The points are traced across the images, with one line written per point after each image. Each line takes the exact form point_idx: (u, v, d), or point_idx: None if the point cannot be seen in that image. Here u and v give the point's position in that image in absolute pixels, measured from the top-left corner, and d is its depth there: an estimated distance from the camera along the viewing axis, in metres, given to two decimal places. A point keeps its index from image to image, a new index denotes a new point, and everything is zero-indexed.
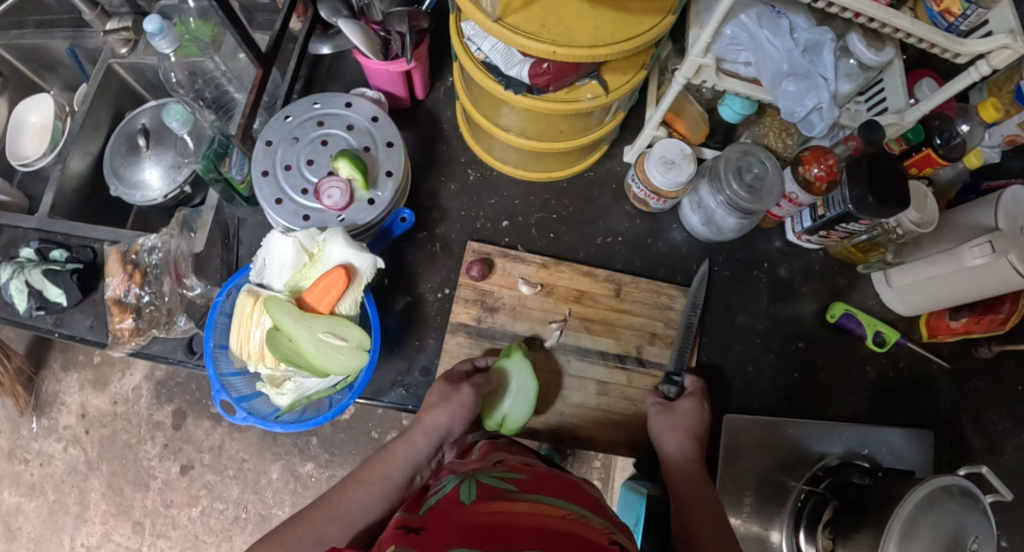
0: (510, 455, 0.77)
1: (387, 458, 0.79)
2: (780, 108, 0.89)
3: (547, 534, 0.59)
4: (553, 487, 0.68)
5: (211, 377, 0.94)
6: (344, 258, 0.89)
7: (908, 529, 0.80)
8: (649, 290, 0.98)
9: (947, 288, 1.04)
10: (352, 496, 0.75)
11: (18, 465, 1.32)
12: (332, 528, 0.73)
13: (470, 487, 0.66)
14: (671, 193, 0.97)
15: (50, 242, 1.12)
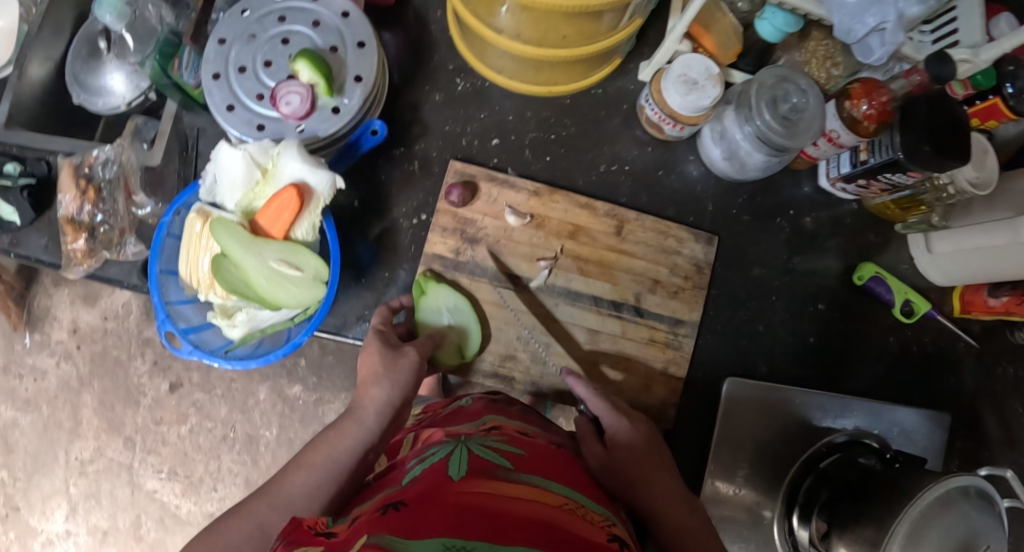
0: (503, 421, 0.71)
1: (340, 429, 0.66)
2: (835, 24, 0.74)
3: (544, 524, 0.52)
4: (550, 470, 0.63)
5: (155, 305, 0.81)
6: (298, 175, 0.76)
7: (915, 532, 0.69)
8: (654, 230, 0.84)
9: (998, 262, 0.88)
10: (298, 476, 0.62)
11: (13, 380, 1.26)
12: (275, 516, 0.60)
13: (460, 461, 0.59)
14: (690, 118, 0.80)
15: (1, 154, 0.98)
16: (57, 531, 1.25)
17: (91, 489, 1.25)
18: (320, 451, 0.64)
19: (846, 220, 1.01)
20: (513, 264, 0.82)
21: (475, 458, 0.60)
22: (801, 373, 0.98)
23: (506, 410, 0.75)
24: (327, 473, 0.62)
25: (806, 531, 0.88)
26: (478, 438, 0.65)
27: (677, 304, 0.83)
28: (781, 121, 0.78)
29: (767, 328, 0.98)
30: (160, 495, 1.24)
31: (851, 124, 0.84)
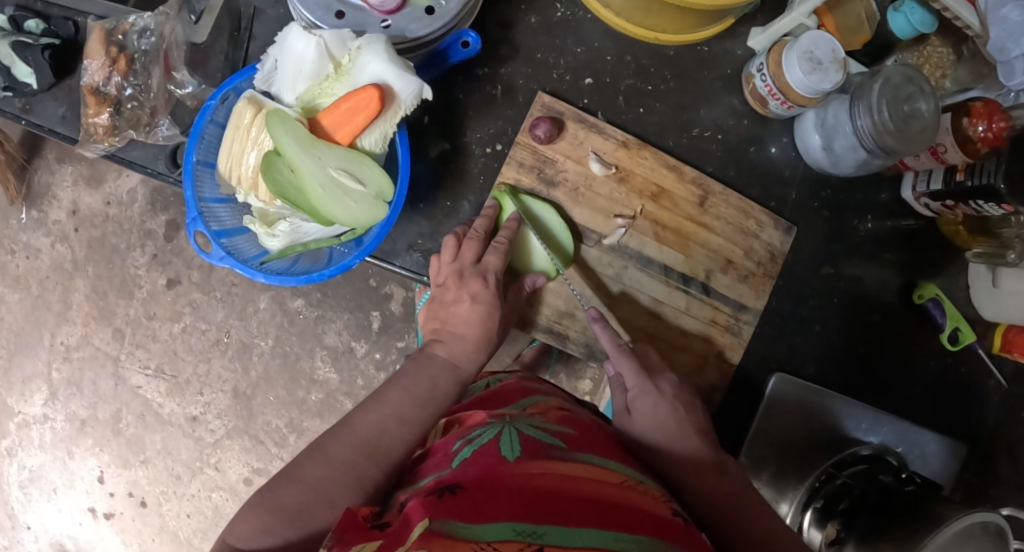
0: (543, 400, 0.68)
1: (418, 375, 0.67)
2: (990, 39, 0.70)
3: (611, 507, 0.51)
4: (602, 446, 0.61)
5: (187, 200, 0.71)
6: (378, 76, 0.67)
7: None
8: (737, 208, 0.79)
9: None
10: (381, 422, 0.62)
11: (4, 255, 1.19)
12: (366, 463, 0.60)
13: (512, 441, 0.57)
14: (803, 98, 0.75)
15: (26, 9, 0.87)
16: (34, 415, 1.20)
17: (74, 377, 1.19)
18: (403, 398, 0.65)
19: (916, 234, 0.95)
20: (587, 215, 0.77)
21: (527, 437, 0.58)
22: (841, 381, 0.95)
23: (541, 391, 0.71)
24: (411, 426, 0.63)
25: (819, 533, 0.85)
26: (523, 416, 0.62)
27: (744, 288, 0.79)
28: (899, 120, 0.72)
29: (821, 330, 0.94)
30: (144, 393, 1.18)
31: (962, 141, 0.79)
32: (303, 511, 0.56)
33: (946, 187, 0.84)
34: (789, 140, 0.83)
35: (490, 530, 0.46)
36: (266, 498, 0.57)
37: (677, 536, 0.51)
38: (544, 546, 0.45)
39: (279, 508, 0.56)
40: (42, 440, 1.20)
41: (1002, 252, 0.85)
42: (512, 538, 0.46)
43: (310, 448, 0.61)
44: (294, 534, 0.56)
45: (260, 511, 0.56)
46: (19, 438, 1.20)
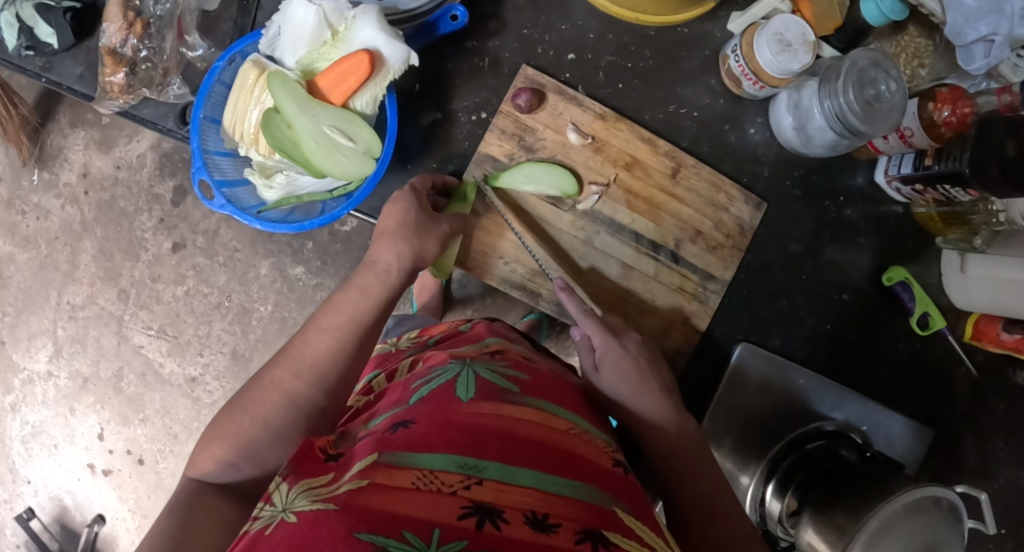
0: (507, 344, 0.74)
1: (359, 296, 0.70)
2: (947, 24, 0.75)
3: (552, 450, 0.56)
4: (554, 394, 0.66)
5: (193, 151, 0.76)
6: (370, 43, 0.71)
7: (884, 528, 0.70)
8: (709, 182, 0.83)
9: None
10: (320, 354, 0.66)
11: (15, 216, 1.25)
12: (301, 386, 0.64)
13: (468, 382, 0.61)
14: (774, 79, 0.79)
15: None
16: (38, 371, 1.26)
17: (78, 335, 1.25)
18: (337, 320, 0.68)
19: (890, 220, 0.98)
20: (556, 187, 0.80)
21: (483, 378, 0.63)
22: (811, 356, 0.98)
23: (506, 336, 0.77)
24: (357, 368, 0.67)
25: (777, 503, 0.89)
26: (483, 359, 0.67)
27: (713, 259, 0.83)
28: (863, 104, 0.76)
29: (790, 304, 0.97)
30: (145, 352, 1.24)
31: (928, 126, 0.82)
32: (248, 444, 0.61)
33: (915, 171, 0.87)
34: (763, 120, 0.87)
35: (434, 463, 0.52)
36: (216, 430, 0.63)
37: (612, 486, 0.57)
38: (484, 479, 0.51)
39: (229, 440, 0.61)
40: (45, 396, 1.25)
41: (970, 238, 0.90)
42: (453, 469, 0.52)
43: (254, 383, 0.65)
44: (249, 468, 0.61)
45: (213, 444, 0.62)
46: (23, 394, 1.26)
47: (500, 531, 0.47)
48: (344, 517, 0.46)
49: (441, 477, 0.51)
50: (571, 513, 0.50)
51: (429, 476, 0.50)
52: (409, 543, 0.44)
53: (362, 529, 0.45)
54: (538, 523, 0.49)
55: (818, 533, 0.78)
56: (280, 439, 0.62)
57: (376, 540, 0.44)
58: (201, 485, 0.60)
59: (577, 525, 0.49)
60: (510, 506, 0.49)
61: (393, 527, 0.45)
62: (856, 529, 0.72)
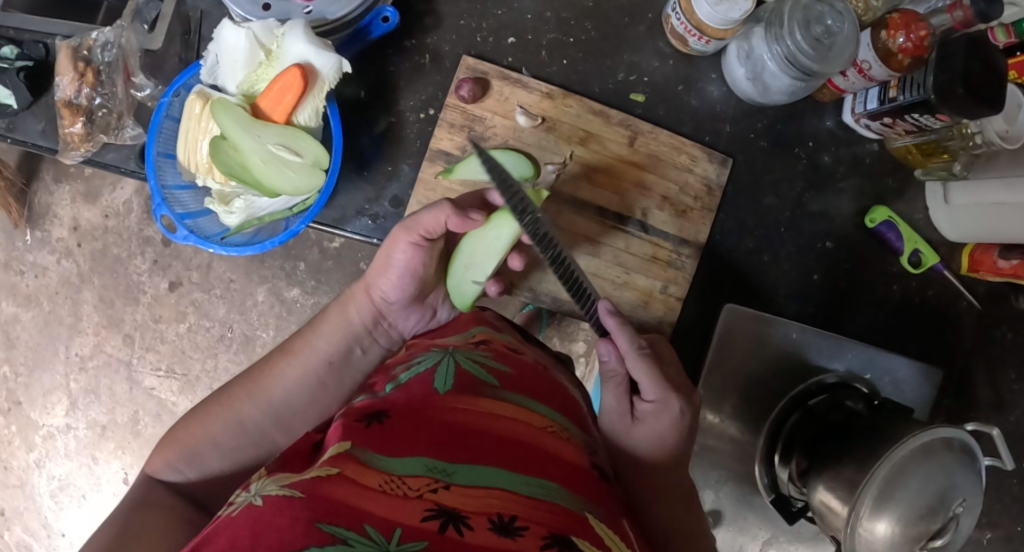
0: (492, 333, 0.75)
1: (331, 330, 0.74)
2: None
3: (526, 451, 0.57)
4: (534, 386, 0.67)
5: (151, 189, 0.76)
6: (301, 56, 0.71)
7: (896, 476, 0.69)
8: (669, 145, 0.82)
9: (1013, 223, 0.81)
10: (282, 380, 0.71)
11: (15, 277, 1.27)
12: (252, 411, 0.69)
13: (447, 375, 0.64)
14: (717, 31, 0.78)
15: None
16: (58, 425, 1.28)
17: (91, 385, 1.26)
18: (301, 347, 0.73)
19: (866, 160, 0.94)
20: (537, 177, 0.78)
21: (462, 371, 0.65)
22: (802, 309, 0.94)
23: (492, 323, 0.78)
24: (318, 404, 0.72)
25: (786, 468, 0.86)
26: (465, 348, 0.70)
27: (684, 223, 0.82)
28: (812, 43, 0.76)
29: (773, 258, 0.94)
30: (158, 393, 1.26)
31: (885, 56, 0.80)
32: (196, 451, 0.66)
33: (881, 106, 0.85)
34: (717, 75, 0.86)
35: (405, 464, 0.52)
36: (170, 436, 0.67)
37: (583, 491, 0.57)
38: (452, 480, 0.51)
39: (179, 446, 0.66)
40: (67, 448, 1.27)
41: (949, 165, 0.87)
42: (422, 472, 0.51)
43: (217, 396, 0.70)
44: (192, 474, 0.66)
45: (165, 448, 0.66)
46: (46, 449, 1.28)
47: (463, 537, 0.46)
48: (308, 507, 0.45)
49: (410, 480, 0.50)
50: (539, 516, 0.50)
51: (397, 477, 0.51)
52: (370, 538, 0.44)
53: (324, 520, 0.45)
54: (504, 528, 0.48)
55: (828, 490, 0.76)
56: (227, 454, 0.67)
57: (337, 531, 0.44)
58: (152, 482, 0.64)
59: (545, 530, 0.49)
60: (477, 511, 0.49)
61: (355, 520, 0.45)
62: (867, 480, 0.70)
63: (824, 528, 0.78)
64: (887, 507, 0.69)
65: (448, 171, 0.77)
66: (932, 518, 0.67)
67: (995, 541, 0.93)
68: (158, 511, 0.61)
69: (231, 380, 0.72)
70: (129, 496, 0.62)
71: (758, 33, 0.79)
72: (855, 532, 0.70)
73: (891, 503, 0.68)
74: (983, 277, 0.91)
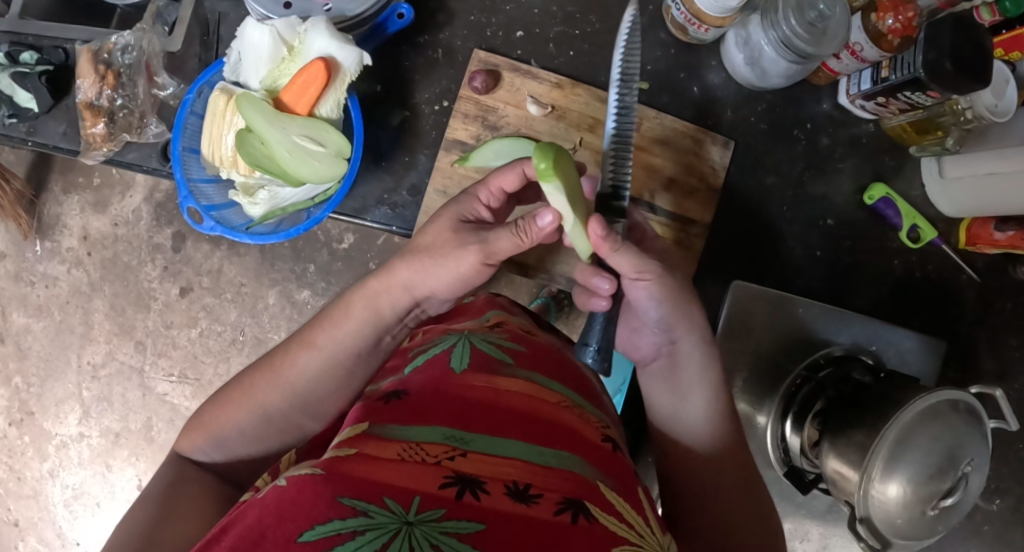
0: (507, 317, 0.77)
1: (355, 321, 0.71)
2: None
3: (540, 423, 0.58)
4: (548, 365, 0.69)
5: (177, 182, 0.79)
6: (324, 51, 0.75)
7: (903, 438, 0.72)
8: (673, 130, 0.87)
9: (1004, 194, 0.85)
10: (309, 367, 0.70)
11: (26, 288, 1.29)
12: (276, 400, 0.68)
13: (463, 355, 0.66)
14: (715, 19, 0.83)
15: (19, 44, 0.95)
16: (71, 434, 1.29)
17: (104, 393, 1.28)
18: (326, 337, 0.71)
19: (862, 140, 0.97)
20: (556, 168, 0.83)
21: (477, 352, 0.66)
22: (806, 286, 0.97)
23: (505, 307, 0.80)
24: (341, 391, 0.71)
25: (798, 437, 0.90)
26: (481, 331, 0.71)
27: (691, 203, 0.87)
28: (806, 27, 0.80)
29: (777, 237, 0.97)
30: (171, 398, 1.27)
31: (874, 38, 0.83)
32: (221, 435, 0.68)
33: (875, 86, 0.88)
34: (717, 62, 0.93)
35: (424, 433, 0.55)
36: (199, 419, 0.69)
37: (598, 460, 0.58)
38: (468, 449, 0.53)
39: (207, 429, 0.68)
40: (81, 457, 1.29)
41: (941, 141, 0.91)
42: (440, 441, 0.54)
43: (245, 379, 0.70)
44: (219, 457, 0.68)
45: (195, 431, 0.68)
46: (59, 459, 1.30)
47: (479, 501, 0.48)
48: (329, 481, 0.48)
49: (428, 448, 0.53)
50: (553, 483, 0.52)
51: (416, 445, 0.53)
52: (391, 509, 0.46)
53: (345, 493, 0.47)
54: (519, 495, 0.50)
55: (841, 458, 0.79)
56: (251, 439, 0.68)
57: (357, 504, 0.46)
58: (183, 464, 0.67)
59: (558, 495, 0.51)
60: (492, 477, 0.51)
61: (376, 493, 0.47)
62: (876, 444, 0.73)
63: (838, 494, 0.81)
64: (897, 468, 0.72)
65: (465, 158, 0.82)
66: (943, 477, 0.71)
67: (1004, 508, 0.96)
68: (191, 494, 0.63)
69: (256, 363, 0.72)
70: (158, 477, 0.65)
71: (754, 19, 0.84)
72: (867, 495, 0.73)
73: (901, 464, 0.71)
74: (981, 250, 0.95)
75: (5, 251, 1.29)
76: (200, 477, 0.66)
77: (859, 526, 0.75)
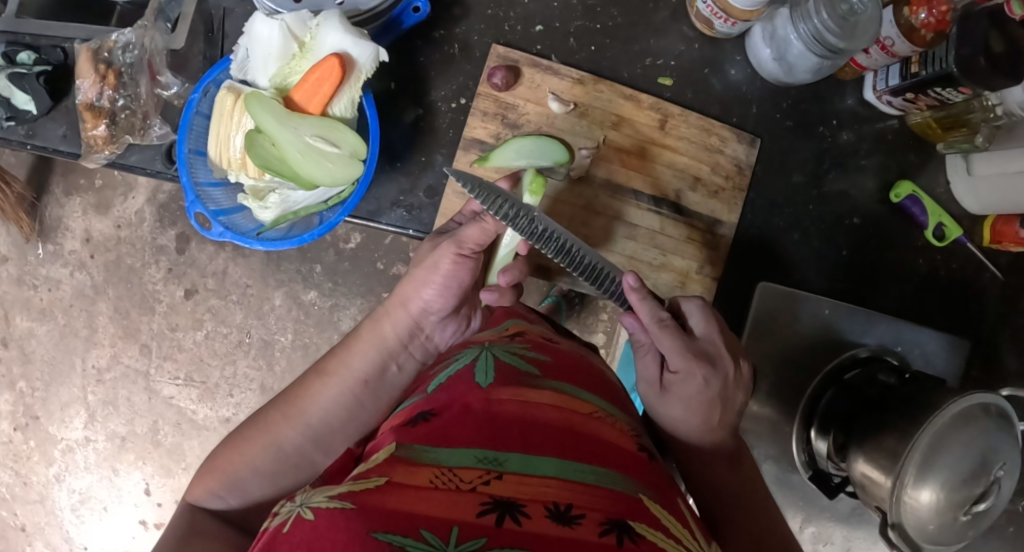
0: (528, 326, 0.74)
1: (363, 345, 0.73)
2: None
3: (575, 437, 0.56)
4: (576, 374, 0.66)
5: (184, 186, 0.76)
6: (338, 47, 0.72)
7: (938, 443, 0.69)
8: (699, 127, 0.84)
9: None
10: (320, 399, 0.70)
11: (28, 291, 1.26)
12: (290, 433, 0.68)
13: (487, 368, 0.63)
14: (743, 14, 0.80)
15: (16, 43, 0.92)
16: (76, 438, 1.27)
17: (110, 396, 1.26)
18: (335, 367, 0.72)
19: (888, 136, 0.95)
20: (578, 167, 0.82)
21: (501, 364, 0.64)
22: (832, 287, 0.95)
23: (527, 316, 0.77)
24: (356, 421, 0.70)
25: (824, 443, 0.87)
26: (502, 343, 0.69)
27: (717, 203, 0.84)
28: (839, 21, 0.77)
29: (802, 236, 0.94)
30: (177, 402, 1.25)
31: (907, 31, 0.80)
32: (236, 476, 0.65)
33: (904, 81, 0.85)
34: (741, 57, 0.90)
35: (455, 455, 0.52)
36: (208, 467, 0.67)
37: (636, 474, 0.56)
38: (504, 471, 0.51)
39: (220, 473, 0.65)
40: (87, 461, 1.27)
41: (970, 140, 0.87)
42: (473, 463, 0.51)
43: (255, 420, 0.69)
44: (235, 500, 0.65)
45: (207, 476, 0.65)
46: (65, 463, 1.27)
47: (521, 526, 0.46)
48: (360, 515, 0.45)
49: (461, 473, 0.50)
50: (594, 502, 0.49)
51: (448, 470, 0.50)
52: (428, 542, 0.43)
53: (378, 528, 0.43)
54: (561, 516, 0.47)
55: (869, 461, 0.76)
56: (266, 478, 0.66)
57: (393, 539, 0.43)
58: (196, 511, 0.63)
59: (601, 515, 0.48)
60: (532, 499, 0.48)
61: (410, 524, 0.44)
62: (908, 449, 0.70)
63: (867, 500, 0.78)
64: (931, 473, 0.68)
65: (484, 158, 0.80)
66: (976, 482, 0.68)
67: None
68: (204, 537, 0.60)
69: (266, 404, 0.71)
70: (171, 527, 0.61)
71: (783, 12, 0.81)
72: (900, 501, 0.70)
73: (934, 469, 0.68)
74: (1005, 248, 0.92)
75: (7, 254, 1.26)
76: (214, 524, 0.62)
77: (889, 531, 0.72)
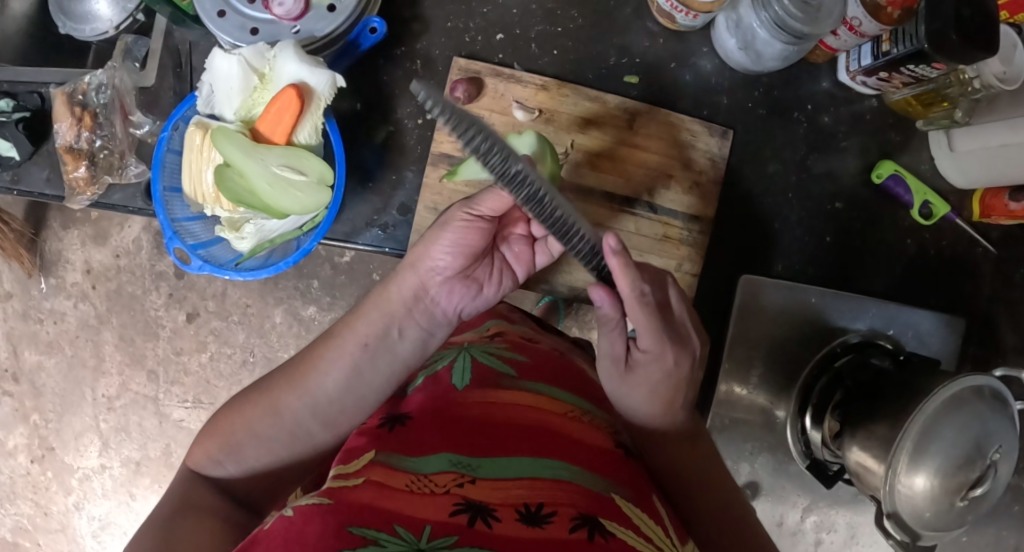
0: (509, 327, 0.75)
1: (369, 315, 0.68)
2: None
3: (550, 435, 0.56)
4: (554, 373, 0.66)
5: (161, 223, 0.77)
6: (295, 76, 0.73)
7: (928, 430, 0.68)
8: (666, 123, 0.85)
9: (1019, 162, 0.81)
10: (325, 369, 0.65)
11: (34, 325, 1.28)
12: (292, 399, 0.64)
13: (464, 369, 0.64)
14: (704, 6, 0.80)
15: None
16: (92, 466, 1.29)
17: (121, 423, 1.28)
18: (338, 341, 0.67)
19: (866, 117, 0.93)
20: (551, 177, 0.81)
21: (478, 365, 0.65)
22: (818, 274, 0.94)
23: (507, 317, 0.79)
24: (357, 394, 0.66)
25: (818, 430, 0.86)
26: (481, 343, 0.70)
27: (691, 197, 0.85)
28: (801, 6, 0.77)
29: (785, 225, 0.94)
30: (187, 424, 1.27)
31: (873, 11, 0.79)
32: (235, 442, 0.62)
33: (876, 61, 0.84)
34: (708, 49, 0.90)
35: (430, 462, 0.52)
36: (209, 427, 0.64)
37: (611, 472, 0.56)
38: (476, 475, 0.51)
39: (219, 438, 0.62)
40: (104, 488, 1.29)
41: (949, 113, 0.86)
42: (447, 468, 0.51)
43: (257, 386, 0.65)
44: (234, 467, 0.62)
45: (206, 440, 0.63)
46: (83, 491, 1.29)
47: (492, 529, 0.46)
48: (335, 516, 0.45)
49: (435, 478, 0.50)
50: (564, 498, 0.49)
51: (423, 478, 0.51)
52: (401, 538, 0.44)
53: (353, 522, 0.45)
54: (531, 517, 0.48)
55: (863, 450, 0.75)
56: (264, 445, 0.63)
57: (368, 533, 0.44)
58: (194, 477, 0.61)
59: (573, 510, 0.49)
60: (503, 502, 0.48)
61: (383, 520, 0.45)
62: (900, 437, 0.69)
63: (862, 488, 0.77)
64: (924, 460, 0.68)
65: (453, 173, 0.79)
66: (971, 467, 0.67)
67: None
68: (197, 516, 0.57)
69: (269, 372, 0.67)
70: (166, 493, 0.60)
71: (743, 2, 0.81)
72: (894, 490, 0.69)
73: (927, 456, 0.68)
74: (996, 222, 0.91)
75: (11, 290, 1.28)
76: (210, 494, 0.60)
77: (885, 520, 0.71)
